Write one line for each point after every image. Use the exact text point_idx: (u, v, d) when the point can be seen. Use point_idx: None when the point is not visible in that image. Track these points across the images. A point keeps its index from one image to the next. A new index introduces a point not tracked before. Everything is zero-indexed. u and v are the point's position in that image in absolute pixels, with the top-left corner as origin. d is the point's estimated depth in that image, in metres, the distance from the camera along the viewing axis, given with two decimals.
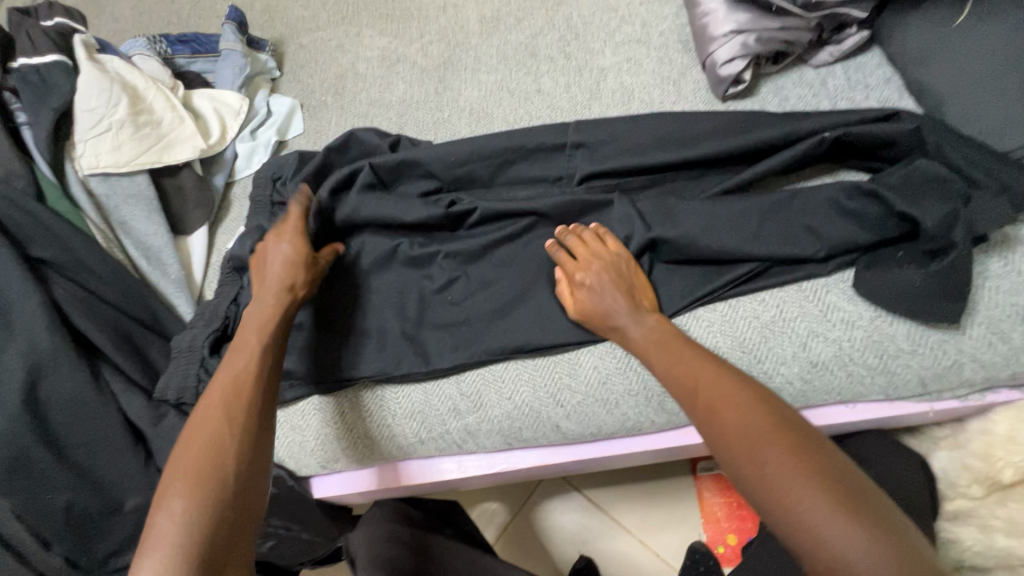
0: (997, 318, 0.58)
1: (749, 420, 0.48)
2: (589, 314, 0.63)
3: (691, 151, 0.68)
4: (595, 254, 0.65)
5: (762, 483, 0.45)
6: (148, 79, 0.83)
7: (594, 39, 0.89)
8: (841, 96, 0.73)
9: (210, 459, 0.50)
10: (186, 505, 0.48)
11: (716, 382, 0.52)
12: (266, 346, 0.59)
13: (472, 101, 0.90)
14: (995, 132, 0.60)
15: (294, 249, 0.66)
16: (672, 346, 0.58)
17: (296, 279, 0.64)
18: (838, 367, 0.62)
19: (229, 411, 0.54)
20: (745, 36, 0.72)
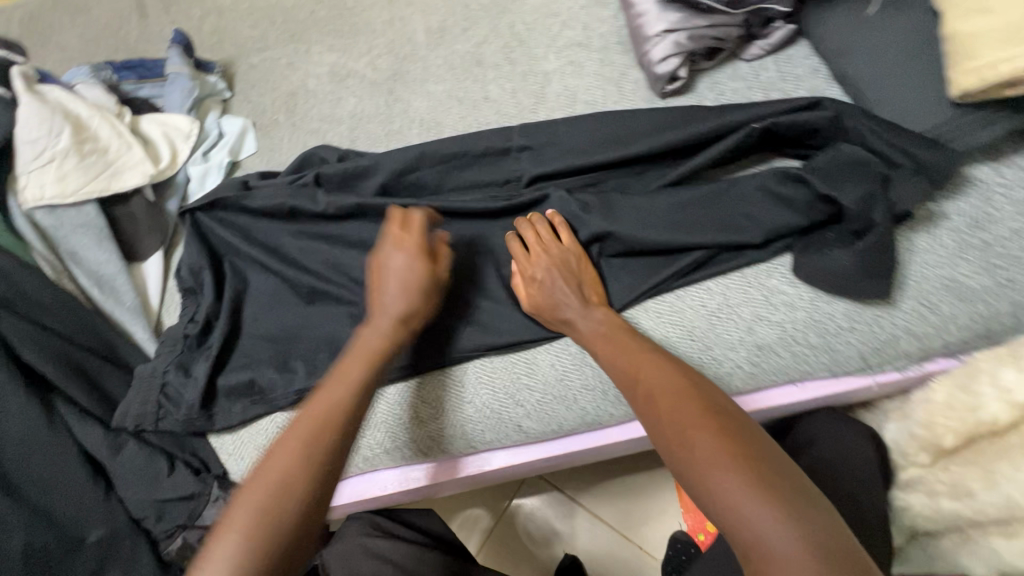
0: (926, 290, 0.61)
1: (683, 406, 0.50)
2: (540, 307, 0.65)
3: (630, 149, 0.70)
4: (544, 248, 0.66)
5: (691, 466, 0.46)
6: (91, 107, 0.82)
7: (538, 45, 0.90)
8: (772, 88, 0.76)
9: (280, 492, 0.47)
10: (238, 541, 0.45)
11: (655, 371, 0.54)
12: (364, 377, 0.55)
13: (422, 111, 0.91)
14: (906, 116, 0.63)
15: (415, 269, 0.62)
16: (618, 338, 0.60)
17: (412, 307, 0.61)
18: (783, 348, 0.64)
19: (310, 449, 0.49)
20: (677, 35, 0.75)
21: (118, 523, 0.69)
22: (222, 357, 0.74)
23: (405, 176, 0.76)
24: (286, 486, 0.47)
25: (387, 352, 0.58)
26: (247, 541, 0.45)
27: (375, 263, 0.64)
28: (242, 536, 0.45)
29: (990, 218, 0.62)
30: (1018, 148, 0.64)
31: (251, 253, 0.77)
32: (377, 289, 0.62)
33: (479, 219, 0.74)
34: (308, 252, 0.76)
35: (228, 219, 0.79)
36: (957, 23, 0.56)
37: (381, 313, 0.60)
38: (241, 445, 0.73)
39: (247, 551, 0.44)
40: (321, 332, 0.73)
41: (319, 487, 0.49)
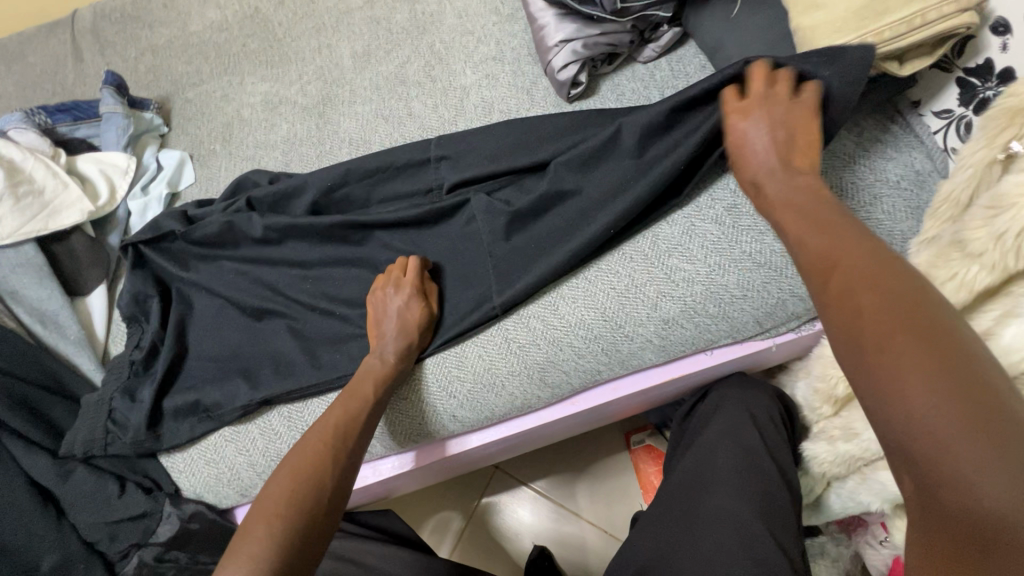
0: None
1: (892, 305, 0.37)
2: (737, 157, 0.59)
3: (537, 151, 0.76)
4: (767, 91, 0.59)
5: (878, 373, 0.36)
6: (24, 150, 0.85)
7: (455, 61, 0.96)
8: (667, 86, 0.84)
9: (310, 495, 0.55)
10: (272, 525, 0.52)
11: (864, 262, 0.41)
12: (369, 400, 0.65)
13: (351, 131, 0.96)
14: None
15: (412, 309, 0.70)
16: (815, 212, 0.49)
17: (413, 340, 0.70)
18: (686, 320, 0.70)
19: (335, 452, 0.60)
20: (574, 44, 0.81)
21: (71, 549, 0.70)
22: (167, 380, 0.76)
23: (333, 193, 0.80)
24: (310, 486, 0.56)
25: (392, 374, 0.68)
26: (278, 536, 0.51)
27: (375, 303, 0.72)
28: (275, 530, 0.51)
29: (855, 186, 0.69)
30: (875, 123, 0.73)
31: (189, 278, 0.80)
32: (374, 330, 0.71)
33: (407, 227, 0.78)
34: (245, 271, 0.80)
35: (164, 247, 0.81)
36: (799, 17, 0.65)
37: (380, 348, 0.70)
38: (192, 461, 0.76)
39: (283, 535, 0.51)
40: (264, 347, 0.77)
41: (340, 483, 0.58)
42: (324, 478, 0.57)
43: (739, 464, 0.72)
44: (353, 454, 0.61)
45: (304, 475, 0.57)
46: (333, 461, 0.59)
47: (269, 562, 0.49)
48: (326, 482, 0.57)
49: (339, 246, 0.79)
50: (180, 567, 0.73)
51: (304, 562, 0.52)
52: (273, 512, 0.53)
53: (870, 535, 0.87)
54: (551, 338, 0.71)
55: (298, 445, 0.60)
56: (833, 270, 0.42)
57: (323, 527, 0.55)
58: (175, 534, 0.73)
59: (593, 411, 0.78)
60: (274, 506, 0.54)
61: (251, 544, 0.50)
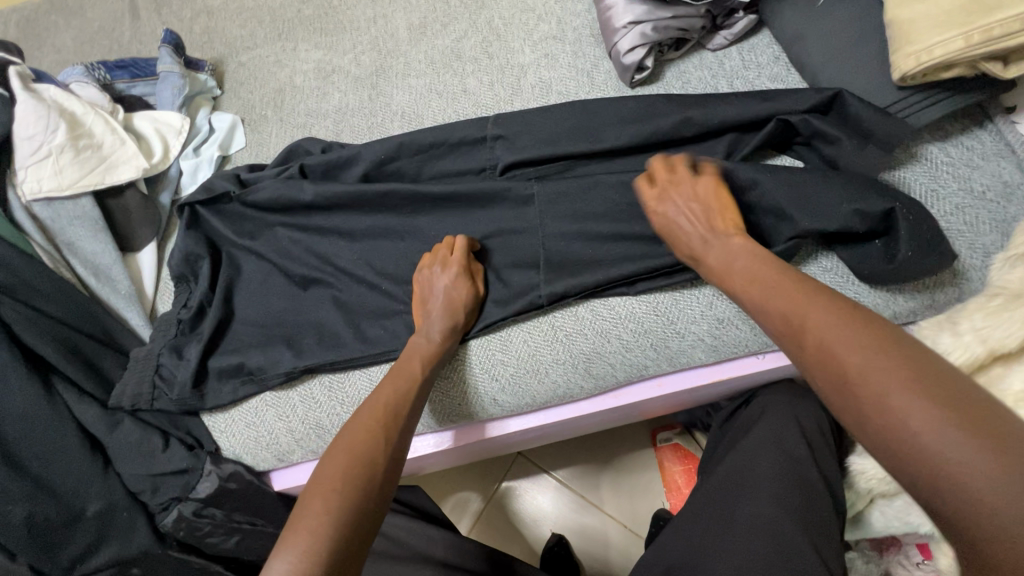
0: None
1: (879, 364, 0.41)
2: (669, 237, 0.65)
3: (599, 137, 0.73)
4: (674, 180, 0.66)
5: (883, 420, 0.39)
6: (86, 104, 0.85)
7: (514, 39, 0.94)
8: (737, 76, 0.80)
9: (363, 472, 0.55)
10: (332, 499, 0.52)
11: (830, 321, 0.46)
12: (417, 381, 0.65)
13: (403, 104, 0.94)
14: (873, 93, 0.66)
15: (460, 288, 0.69)
16: (759, 271, 0.55)
17: (458, 320, 0.69)
18: (742, 321, 0.68)
19: (386, 429, 0.60)
20: (643, 26, 0.78)
21: (116, 497, 0.72)
22: (214, 341, 0.77)
23: (386, 166, 0.79)
24: (364, 464, 0.56)
25: (440, 353, 0.68)
26: (338, 513, 0.51)
27: (423, 281, 0.71)
28: (332, 508, 0.51)
29: (937, 195, 0.66)
30: (964, 128, 0.68)
31: (239, 243, 0.80)
32: (421, 309, 0.70)
33: (458, 205, 0.77)
34: (294, 238, 0.79)
35: (214, 209, 0.81)
36: (898, 9, 0.60)
37: (425, 328, 0.69)
38: (234, 423, 0.77)
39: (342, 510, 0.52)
40: (308, 316, 0.77)
41: (393, 461, 0.58)
42: (377, 458, 0.57)
43: (781, 471, 0.70)
44: (405, 434, 0.61)
45: (357, 453, 0.57)
46: (386, 442, 0.59)
47: (330, 537, 0.50)
48: (380, 461, 0.57)
49: (390, 219, 0.78)
50: (215, 524, 0.75)
51: (360, 539, 0.52)
52: (330, 486, 0.53)
53: (904, 556, 0.85)
54: (598, 329, 0.70)
55: (351, 423, 0.60)
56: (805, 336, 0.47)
57: (376, 504, 0.55)
58: (214, 492, 0.74)
59: (635, 406, 0.76)
60: (331, 482, 0.54)
61: (310, 518, 0.51)
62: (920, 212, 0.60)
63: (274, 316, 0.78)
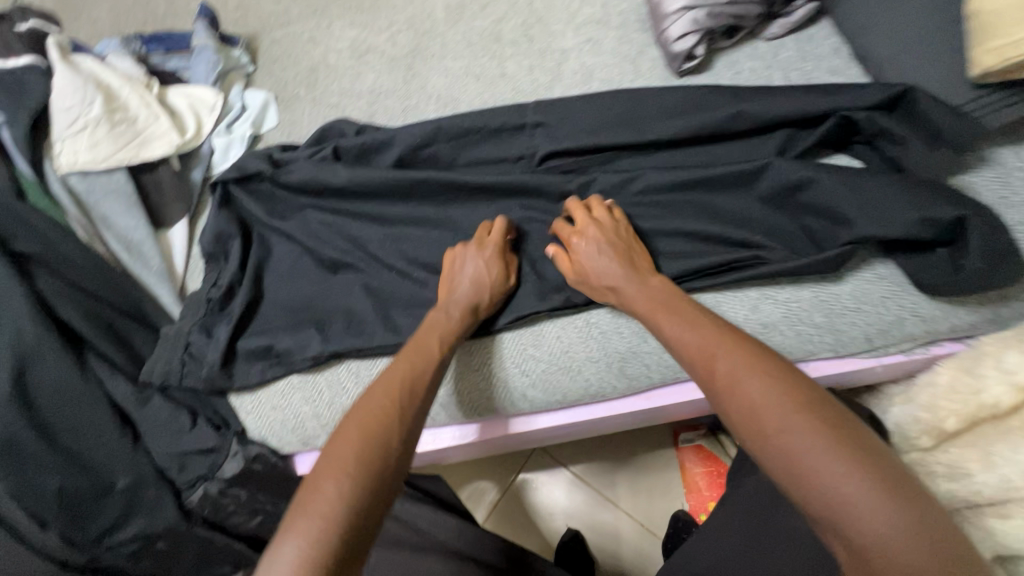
0: (887, 320, 0.63)
1: (771, 394, 0.47)
2: (584, 274, 0.65)
3: (645, 128, 0.70)
4: (592, 218, 0.67)
5: (774, 442, 0.45)
6: (122, 78, 0.85)
7: (556, 22, 0.91)
8: (793, 67, 0.76)
9: (377, 451, 0.53)
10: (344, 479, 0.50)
11: (736, 356, 0.51)
12: (433, 359, 0.62)
13: (439, 87, 0.92)
14: (946, 89, 0.62)
15: (490, 269, 0.67)
16: (681, 308, 0.59)
17: (481, 300, 0.67)
18: (788, 327, 0.64)
19: (401, 405, 0.57)
20: (696, 12, 0.74)
21: (144, 471, 0.73)
22: (243, 322, 0.77)
23: (421, 150, 0.77)
24: (376, 444, 0.53)
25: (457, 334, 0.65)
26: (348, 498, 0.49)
27: (452, 257, 0.69)
28: (344, 492, 0.49)
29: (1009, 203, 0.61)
30: None
31: (271, 223, 0.79)
32: (445, 287, 0.68)
33: (494, 194, 0.75)
34: (325, 221, 0.78)
35: (247, 188, 0.80)
36: None
37: (448, 306, 0.67)
38: (261, 405, 0.76)
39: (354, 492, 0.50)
40: (338, 301, 0.76)
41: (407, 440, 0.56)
42: (389, 436, 0.55)
43: None
44: (421, 412, 0.58)
45: (370, 431, 0.54)
46: (398, 422, 0.56)
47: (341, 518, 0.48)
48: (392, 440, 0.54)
49: (424, 206, 0.76)
50: (240, 503, 0.76)
51: (369, 524, 0.50)
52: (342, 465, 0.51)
53: None
54: (635, 328, 0.68)
55: (364, 399, 0.58)
56: (715, 369, 0.51)
57: (390, 487, 0.53)
58: (239, 472, 0.74)
59: (666, 409, 0.74)
60: (342, 462, 0.52)
61: (320, 503, 0.48)
62: (993, 218, 0.56)
63: (303, 299, 0.77)
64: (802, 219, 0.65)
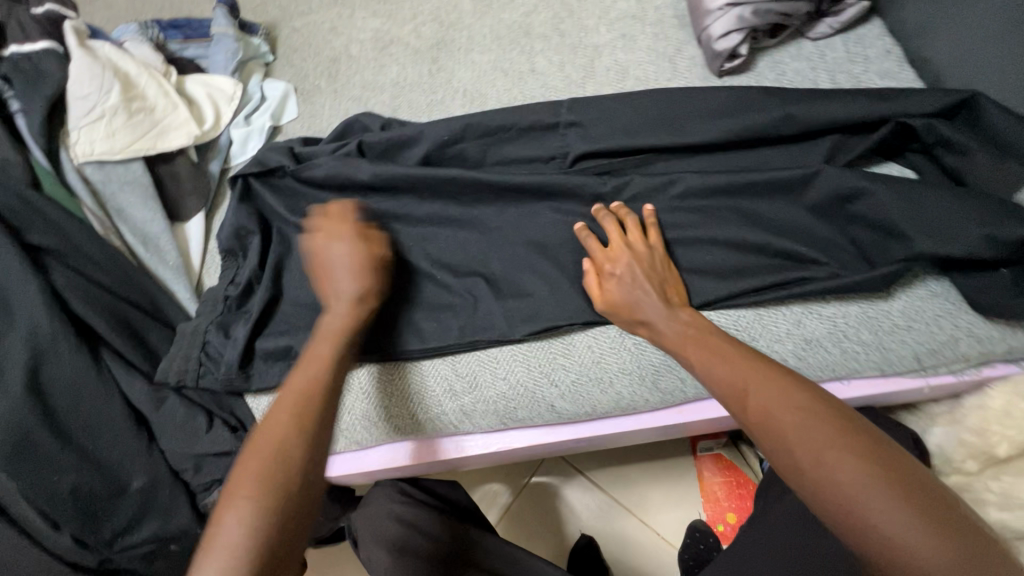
0: (939, 341, 0.60)
1: (811, 427, 0.44)
2: (615, 306, 0.62)
3: (685, 131, 0.67)
4: (628, 245, 0.63)
5: (820, 482, 0.42)
6: (140, 65, 0.82)
7: (588, 16, 0.87)
8: (840, 69, 0.72)
9: (276, 469, 0.47)
10: (247, 508, 0.45)
11: (770, 388, 0.48)
12: (337, 357, 0.56)
13: (466, 81, 0.89)
14: (1013, 97, 0.59)
15: (357, 255, 0.63)
16: (705, 336, 0.56)
17: (366, 286, 0.61)
18: (832, 344, 0.62)
19: (301, 416, 0.51)
20: (741, 9, 0.71)
21: (159, 473, 0.71)
22: (262, 321, 0.74)
23: (449, 148, 0.74)
24: (280, 462, 0.48)
25: (353, 331, 0.59)
26: (253, 530, 0.44)
27: (308, 255, 0.63)
28: (244, 521, 0.45)
29: None
30: None
31: (289, 220, 0.76)
32: (324, 282, 0.62)
33: (525, 196, 0.72)
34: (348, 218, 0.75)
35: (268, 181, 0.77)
36: None
37: (335, 302, 0.61)
38: None
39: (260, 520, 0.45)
40: None
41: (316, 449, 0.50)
42: (291, 451, 0.49)
43: None
44: (332, 415, 0.52)
45: (271, 450, 0.48)
46: (302, 435, 0.50)
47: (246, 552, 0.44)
48: (295, 455, 0.48)
49: (451, 205, 0.73)
50: None
51: (280, 549, 0.45)
52: (241, 493, 0.46)
53: None
54: None
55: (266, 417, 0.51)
56: (747, 401, 0.48)
57: (302, 505, 0.47)
58: None
59: (697, 424, 0.72)
60: (243, 487, 0.46)
61: (223, 535, 0.44)
62: None
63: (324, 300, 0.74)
64: (850, 230, 0.62)
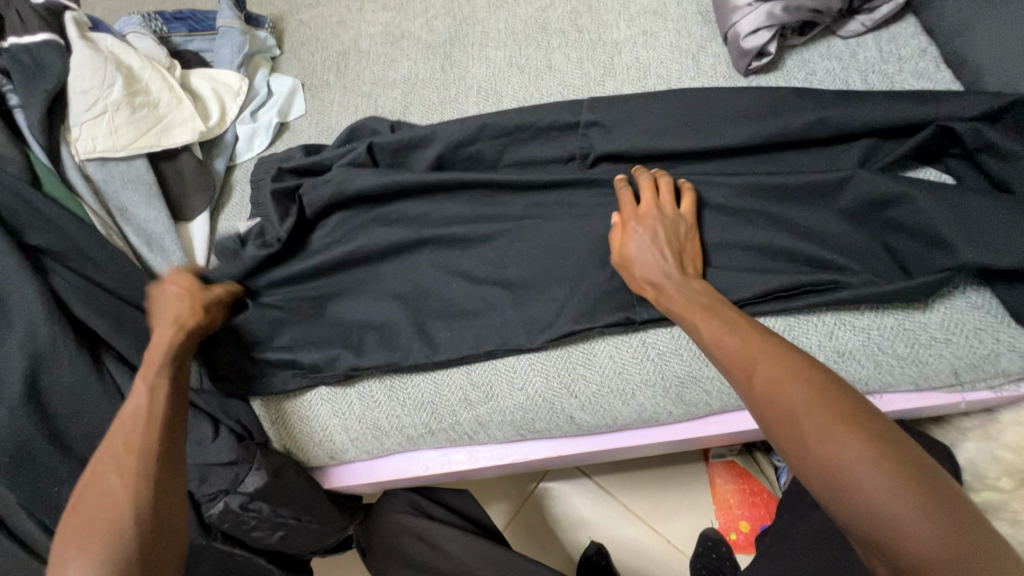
0: (980, 354, 0.58)
1: (821, 406, 0.43)
2: (625, 262, 0.60)
3: (713, 133, 0.64)
4: (659, 206, 0.61)
5: (823, 464, 0.41)
6: (143, 58, 0.79)
7: (607, 11, 0.84)
8: (872, 69, 0.69)
9: (105, 508, 0.48)
10: (83, 552, 0.45)
11: (780, 361, 0.46)
12: (159, 383, 0.56)
13: (480, 78, 0.86)
14: None
15: (166, 295, 0.64)
16: (715, 307, 0.54)
17: (193, 316, 0.63)
18: (866, 356, 0.59)
19: (123, 451, 0.51)
20: (771, 5, 0.68)
21: None
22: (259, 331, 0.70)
23: (464, 148, 0.71)
24: (102, 501, 0.48)
25: (178, 356, 0.59)
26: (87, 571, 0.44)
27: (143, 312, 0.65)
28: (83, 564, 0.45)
29: None
30: None
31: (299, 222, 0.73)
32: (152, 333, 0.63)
33: (545, 199, 0.69)
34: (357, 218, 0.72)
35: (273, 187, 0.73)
36: None
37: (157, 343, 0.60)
38: (286, 414, 0.71)
39: (97, 554, 0.45)
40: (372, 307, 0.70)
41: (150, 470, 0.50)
42: (120, 486, 0.49)
43: None
44: (160, 447, 0.52)
45: (100, 496, 0.48)
46: (124, 468, 0.50)
47: None
48: (117, 490, 0.49)
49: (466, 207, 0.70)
50: (262, 518, 0.68)
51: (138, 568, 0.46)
52: (75, 541, 0.46)
53: None
54: (697, 350, 0.64)
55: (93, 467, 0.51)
56: (757, 375, 0.46)
57: (146, 524, 0.48)
58: (261, 487, 0.66)
59: (719, 437, 0.69)
60: (77, 539, 0.47)
61: None
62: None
63: (334, 305, 0.70)
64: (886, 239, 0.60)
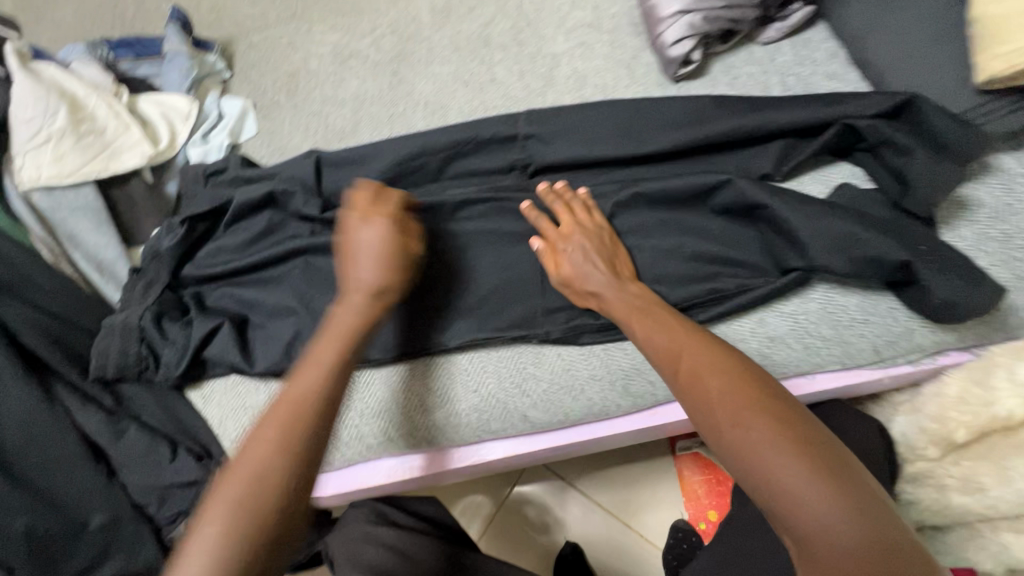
0: (896, 331, 0.62)
1: (732, 393, 0.47)
2: (566, 279, 0.62)
3: (644, 139, 0.68)
4: (578, 222, 0.64)
5: (733, 444, 0.45)
6: (87, 86, 0.79)
7: (546, 26, 0.88)
8: (789, 72, 0.74)
9: (254, 490, 0.44)
10: (220, 529, 0.42)
11: (701, 354, 0.50)
12: (341, 363, 0.52)
13: (427, 94, 0.88)
14: (948, 96, 0.62)
15: (387, 240, 0.58)
16: (648, 308, 0.57)
17: (391, 280, 0.57)
18: (795, 340, 0.63)
19: (291, 434, 0.47)
20: (692, 16, 0.72)
21: (120, 509, 0.68)
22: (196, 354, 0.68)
23: (409, 164, 0.72)
24: (263, 484, 0.44)
25: (365, 331, 0.55)
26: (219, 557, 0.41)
27: (349, 244, 0.59)
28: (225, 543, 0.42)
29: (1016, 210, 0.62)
30: None
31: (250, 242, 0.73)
32: (349, 263, 0.58)
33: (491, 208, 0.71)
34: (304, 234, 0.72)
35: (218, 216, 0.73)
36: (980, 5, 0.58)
37: (349, 295, 0.56)
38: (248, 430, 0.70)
39: (230, 539, 0.42)
40: None
41: (305, 464, 0.47)
42: (278, 476, 0.45)
43: None
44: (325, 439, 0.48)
45: (253, 474, 0.45)
46: (289, 450, 0.46)
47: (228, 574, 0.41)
48: (282, 478, 0.45)
49: None
50: None
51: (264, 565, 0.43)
52: (223, 513, 0.43)
53: None
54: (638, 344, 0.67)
55: (254, 430, 0.47)
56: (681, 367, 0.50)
57: (286, 525, 0.45)
58: None
59: (668, 426, 0.72)
60: (224, 511, 0.43)
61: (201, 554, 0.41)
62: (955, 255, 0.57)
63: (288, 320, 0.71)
64: None
